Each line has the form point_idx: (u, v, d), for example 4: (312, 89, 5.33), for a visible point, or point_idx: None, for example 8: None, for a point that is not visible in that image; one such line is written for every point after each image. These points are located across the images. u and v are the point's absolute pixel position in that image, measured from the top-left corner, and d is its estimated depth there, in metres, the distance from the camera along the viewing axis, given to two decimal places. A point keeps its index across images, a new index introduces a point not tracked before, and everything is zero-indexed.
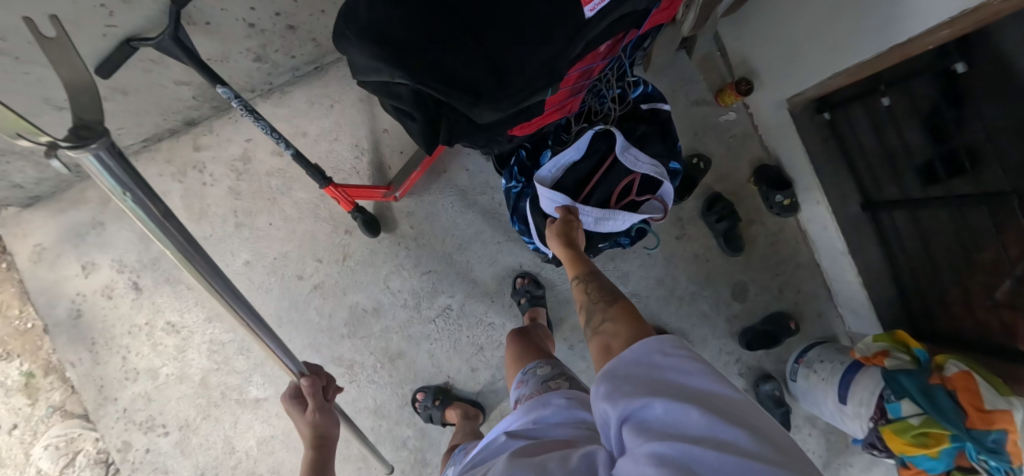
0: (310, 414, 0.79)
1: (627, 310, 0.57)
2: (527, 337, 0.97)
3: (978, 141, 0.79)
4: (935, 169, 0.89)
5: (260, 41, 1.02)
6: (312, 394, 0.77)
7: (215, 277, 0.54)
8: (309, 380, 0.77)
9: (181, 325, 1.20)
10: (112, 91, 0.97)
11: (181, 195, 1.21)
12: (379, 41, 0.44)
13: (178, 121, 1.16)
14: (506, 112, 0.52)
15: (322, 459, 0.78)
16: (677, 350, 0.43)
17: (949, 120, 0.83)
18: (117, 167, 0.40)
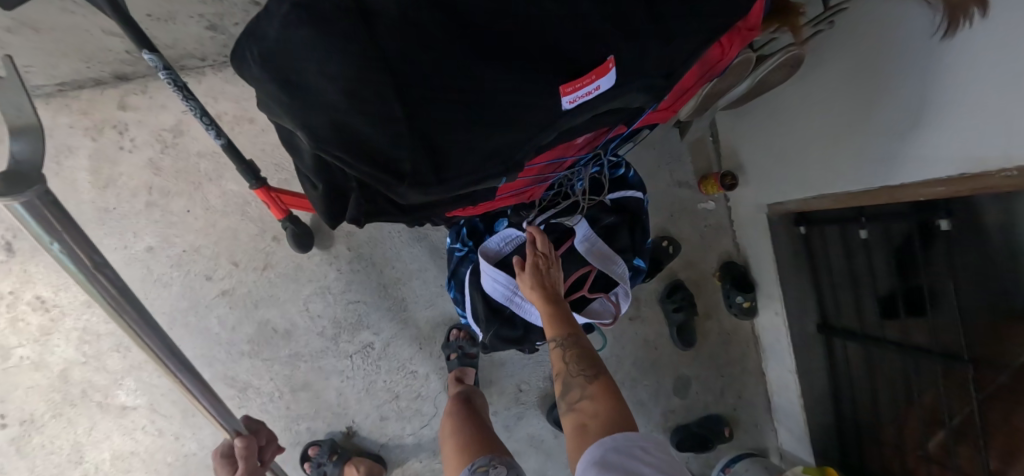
0: None
1: (605, 388, 0.58)
2: (474, 410, 0.92)
3: (942, 279, 0.73)
4: (896, 303, 0.84)
5: (217, 10, 0.88)
6: (245, 456, 0.67)
7: (151, 334, 0.49)
8: (244, 441, 0.67)
9: (53, 304, 1.03)
10: (19, 25, 0.81)
11: (90, 155, 1.04)
12: (281, 84, 0.33)
13: (106, 72, 1.00)
14: (440, 197, 0.43)
15: None
16: (645, 451, 0.49)
17: (918, 255, 0.77)
18: (42, 213, 0.37)
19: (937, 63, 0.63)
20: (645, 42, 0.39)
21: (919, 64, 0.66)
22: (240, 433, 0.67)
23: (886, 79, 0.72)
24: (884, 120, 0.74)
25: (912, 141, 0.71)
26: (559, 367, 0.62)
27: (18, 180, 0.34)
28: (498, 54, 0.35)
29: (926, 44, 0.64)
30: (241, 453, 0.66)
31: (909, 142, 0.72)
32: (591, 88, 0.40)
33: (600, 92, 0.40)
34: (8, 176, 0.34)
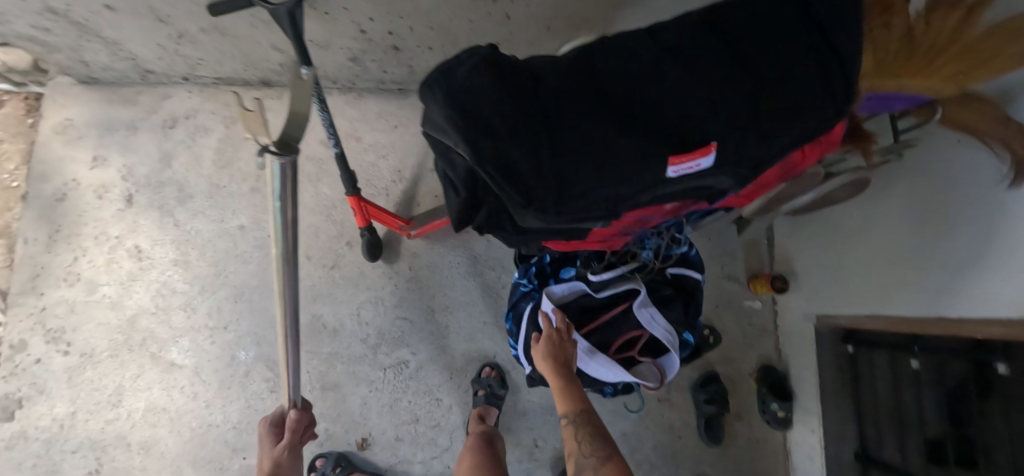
0: (279, 447, 0.78)
1: (618, 469, 0.57)
2: (493, 449, 0.93)
3: (995, 434, 0.70)
4: (944, 450, 0.80)
5: (364, 46, 1.06)
6: (292, 429, 0.78)
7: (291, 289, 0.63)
8: (296, 414, 0.79)
9: (146, 255, 1.15)
10: (213, 29, 1.00)
11: (220, 139, 1.21)
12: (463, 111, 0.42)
13: (256, 77, 1.20)
14: (549, 225, 0.50)
15: None
16: None
17: (972, 406, 0.74)
18: (286, 176, 0.50)
19: (1002, 210, 0.68)
20: (748, 136, 0.47)
21: (984, 208, 0.70)
22: (295, 408, 0.78)
23: (949, 216, 0.76)
24: (946, 253, 0.78)
25: (972, 278, 0.74)
26: (572, 446, 0.63)
27: (285, 145, 0.48)
28: (624, 117, 0.45)
29: (993, 192, 0.68)
30: (291, 424, 0.78)
31: (969, 279, 0.74)
32: (693, 164, 0.47)
33: (700, 169, 0.47)
34: (281, 142, 0.47)
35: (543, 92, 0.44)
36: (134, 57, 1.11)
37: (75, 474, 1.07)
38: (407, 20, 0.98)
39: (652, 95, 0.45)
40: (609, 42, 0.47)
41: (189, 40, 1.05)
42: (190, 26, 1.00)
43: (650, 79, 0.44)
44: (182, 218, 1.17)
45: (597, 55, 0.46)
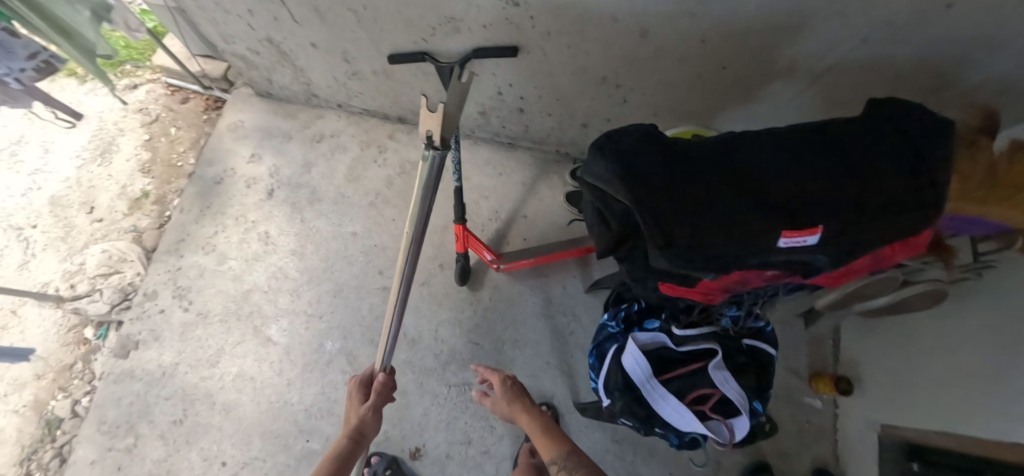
0: (366, 406, 0.94)
1: None
2: None
3: None
4: None
5: (495, 104, 1.26)
6: (379, 390, 0.95)
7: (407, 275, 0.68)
8: (384, 378, 0.96)
9: (271, 241, 1.34)
10: (382, 72, 1.24)
11: (353, 157, 1.43)
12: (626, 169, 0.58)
13: (395, 114, 1.42)
14: (679, 268, 0.61)
15: (352, 449, 0.89)
16: None
17: None
18: (437, 170, 0.51)
19: None
20: (863, 224, 0.56)
21: None
22: (382, 373, 0.95)
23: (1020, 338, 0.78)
24: (1015, 373, 0.78)
25: None
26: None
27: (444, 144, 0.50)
28: (753, 191, 0.56)
29: None
30: (380, 385, 0.94)
31: None
32: (801, 239, 0.58)
33: (805, 243, 0.58)
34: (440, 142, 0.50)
35: (687, 164, 0.58)
36: (309, 83, 1.37)
37: (164, 419, 1.19)
38: (540, 90, 1.17)
39: (778, 177, 0.57)
40: (740, 135, 0.61)
41: (358, 77, 1.29)
42: (365, 67, 1.24)
43: (777, 166, 0.57)
44: (308, 216, 1.36)
45: (731, 144, 0.60)
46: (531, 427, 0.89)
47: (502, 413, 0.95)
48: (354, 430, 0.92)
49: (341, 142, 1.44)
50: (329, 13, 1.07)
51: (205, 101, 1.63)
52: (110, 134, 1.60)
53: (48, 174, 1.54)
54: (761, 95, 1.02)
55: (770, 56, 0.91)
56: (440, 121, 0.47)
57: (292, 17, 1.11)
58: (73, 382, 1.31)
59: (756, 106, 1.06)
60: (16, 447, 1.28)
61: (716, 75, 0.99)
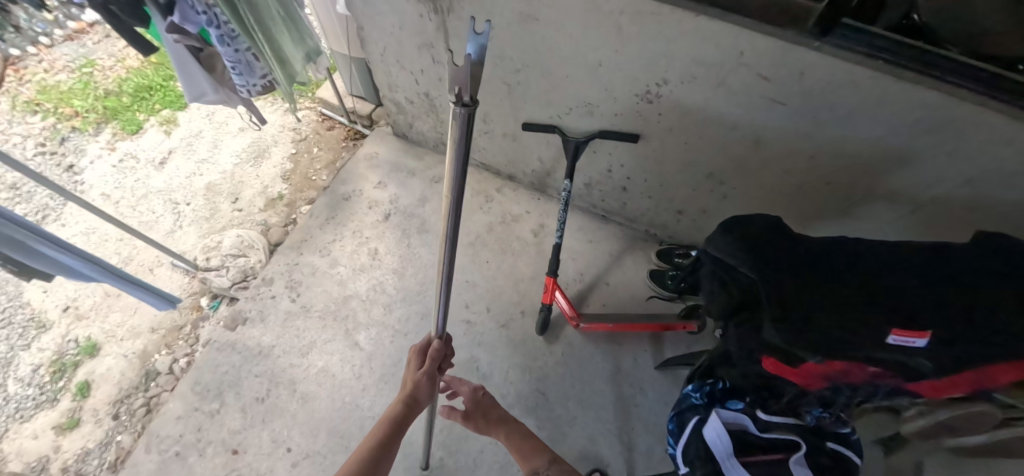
0: (421, 372, 0.93)
1: None
2: None
3: None
4: None
5: (602, 180, 1.42)
6: (432, 356, 0.90)
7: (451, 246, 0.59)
8: (438, 345, 0.88)
9: (379, 257, 1.50)
10: (510, 135, 1.44)
11: (462, 201, 1.61)
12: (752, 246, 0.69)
13: (507, 171, 1.61)
14: (790, 344, 0.67)
15: (408, 412, 0.92)
16: None
17: None
18: (466, 129, 0.40)
19: None
20: (981, 336, 0.60)
21: None
22: (440, 338, 0.87)
23: None
24: None
25: None
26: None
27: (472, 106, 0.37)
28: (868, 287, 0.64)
29: None
30: (434, 352, 0.89)
31: None
32: (910, 340, 0.64)
33: (915, 344, 0.64)
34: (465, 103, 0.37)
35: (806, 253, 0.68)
36: (443, 134, 1.60)
37: (249, 394, 1.31)
38: (647, 174, 1.32)
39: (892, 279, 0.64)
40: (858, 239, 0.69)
41: (487, 136, 1.50)
42: (497, 129, 1.46)
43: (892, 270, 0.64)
44: (413, 243, 1.53)
45: (849, 244, 0.69)
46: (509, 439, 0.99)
47: (471, 424, 1.02)
48: (410, 393, 0.93)
49: None
50: (487, 82, 1.30)
51: (347, 132, 1.91)
52: (266, 144, 1.90)
53: (210, 166, 1.85)
54: (859, 214, 1.10)
55: (874, 181, 1.01)
56: (467, 76, 0.34)
57: None
58: (180, 342, 1.48)
59: (852, 223, 1.13)
60: (115, 389, 1.42)
61: (819, 187, 1.09)
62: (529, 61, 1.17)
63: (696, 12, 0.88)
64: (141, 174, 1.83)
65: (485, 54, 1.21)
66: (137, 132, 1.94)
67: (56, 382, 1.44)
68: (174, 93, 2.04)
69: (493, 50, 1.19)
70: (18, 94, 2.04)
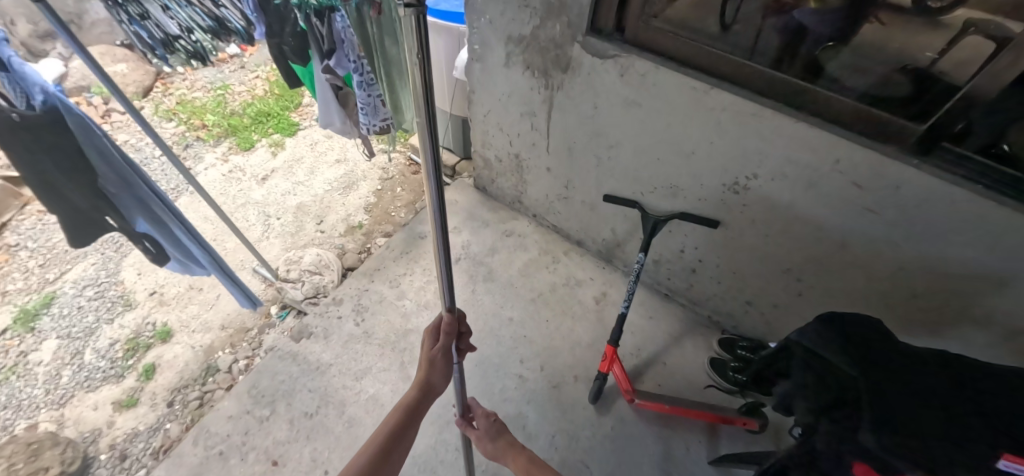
0: (433, 352, 0.82)
1: None
2: None
3: None
4: None
5: (672, 259, 1.46)
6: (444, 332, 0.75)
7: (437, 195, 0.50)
8: (449, 318, 0.73)
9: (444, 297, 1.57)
10: (589, 203, 1.53)
11: (530, 257, 1.68)
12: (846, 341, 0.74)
13: (577, 237, 1.68)
14: (893, 455, 0.63)
15: (421, 404, 0.85)
16: None
17: None
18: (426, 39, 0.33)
19: None
20: None
21: None
22: (450, 312, 0.72)
23: None
24: None
25: None
26: None
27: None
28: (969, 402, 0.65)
29: None
30: (445, 327, 0.74)
31: None
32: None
33: None
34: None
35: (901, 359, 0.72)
36: (523, 193, 1.71)
37: (299, 407, 1.33)
38: (720, 260, 1.35)
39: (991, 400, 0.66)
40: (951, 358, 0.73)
41: (566, 202, 1.59)
42: (576, 197, 1.55)
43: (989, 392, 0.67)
44: (478, 290, 1.58)
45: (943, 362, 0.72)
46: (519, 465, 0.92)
47: (480, 443, 0.97)
48: (422, 381, 0.84)
49: (525, 242, 1.72)
50: (578, 153, 1.41)
51: None
52: (356, 176, 2.08)
53: (304, 188, 2.03)
54: (947, 333, 1.07)
55: (966, 303, 0.99)
56: None
57: (546, 147, 1.47)
58: (243, 343, 1.59)
59: (938, 342, 1.10)
60: (177, 377, 1.53)
61: (906, 300, 1.08)
62: (623, 140, 1.27)
63: (798, 118, 0.96)
64: (244, 186, 2.03)
65: (583, 129, 1.33)
66: (249, 149, 2.19)
67: (127, 360, 1.59)
68: (287, 122, 2.30)
69: (592, 126, 1.30)
70: (161, 103, 2.37)
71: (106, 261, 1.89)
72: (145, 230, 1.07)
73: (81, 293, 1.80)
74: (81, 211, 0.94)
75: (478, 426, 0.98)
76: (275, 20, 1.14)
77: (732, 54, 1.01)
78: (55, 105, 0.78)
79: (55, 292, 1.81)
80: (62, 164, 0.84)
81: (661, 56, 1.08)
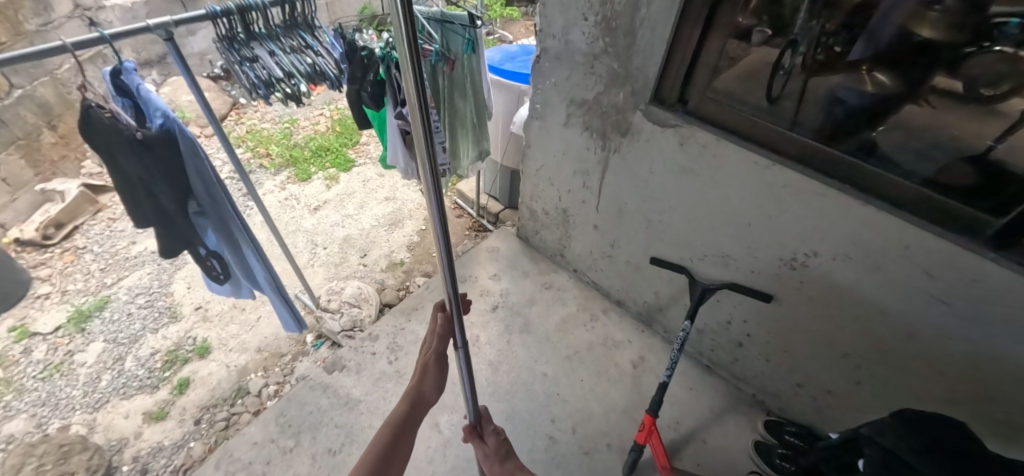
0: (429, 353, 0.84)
1: None
2: None
3: None
4: None
5: (718, 330, 1.42)
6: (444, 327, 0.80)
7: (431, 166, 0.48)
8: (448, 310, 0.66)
9: (478, 344, 1.55)
10: (634, 264, 1.52)
11: (568, 312, 1.66)
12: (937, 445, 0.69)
13: (617, 296, 1.66)
14: None
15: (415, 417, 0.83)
16: None
17: None
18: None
19: None
20: None
21: None
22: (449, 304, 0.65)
23: None
24: None
25: None
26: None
27: None
28: None
29: None
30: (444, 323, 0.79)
31: None
32: None
33: None
34: None
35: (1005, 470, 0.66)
36: (566, 248, 1.73)
37: (324, 442, 1.31)
38: (770, 337, 1.30)
39: None
40: None
41: (609, 260, 1.59)
42: (621, 257, 1.55)
43: None
44: (512, 340, 1.57)
45: None
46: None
47: (490, 464, 0.95)
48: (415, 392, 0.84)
49: (564, 297, 1.71)
50: (628, 214, 1.42)
51: (472, 223, 2.14)
52: (402, 215, 2.15)
53: (352, 221, 2.11)
54: None
55: None
56: None
57: (596, 204, 1.49)
58: (276, 368, 1.60)
59: (1017, 453, 1.00)
60: (208, 395, 1.54)
61: (983, 403, 1.00)
62: (676, 206, 1.28)
63: (865, 202, 0.94)
64: (297, 214, 2.13)
65: (636, 192, 1.35)
66: (306, 180, 2.31)
67: (164, 372, 1.63)
68: (344, 158, 2.43)
69: (645, 190, 1.32)
70: (232, 130, 2.56)
71: (160, 272, 1.98)
72: (219, 252, 1.16)
73: (132, 300, 1.88)
74: (175, 233, 1.04)
75: (487, 442, 0.95)
76: (360, 67, 1.09)
77: (797, 133, 1.02)
78: (171, 128, 0.91)
79: (109, 296, 1.90)
80: (164, 182, 0.94)
81: (722, 129, 1.11)
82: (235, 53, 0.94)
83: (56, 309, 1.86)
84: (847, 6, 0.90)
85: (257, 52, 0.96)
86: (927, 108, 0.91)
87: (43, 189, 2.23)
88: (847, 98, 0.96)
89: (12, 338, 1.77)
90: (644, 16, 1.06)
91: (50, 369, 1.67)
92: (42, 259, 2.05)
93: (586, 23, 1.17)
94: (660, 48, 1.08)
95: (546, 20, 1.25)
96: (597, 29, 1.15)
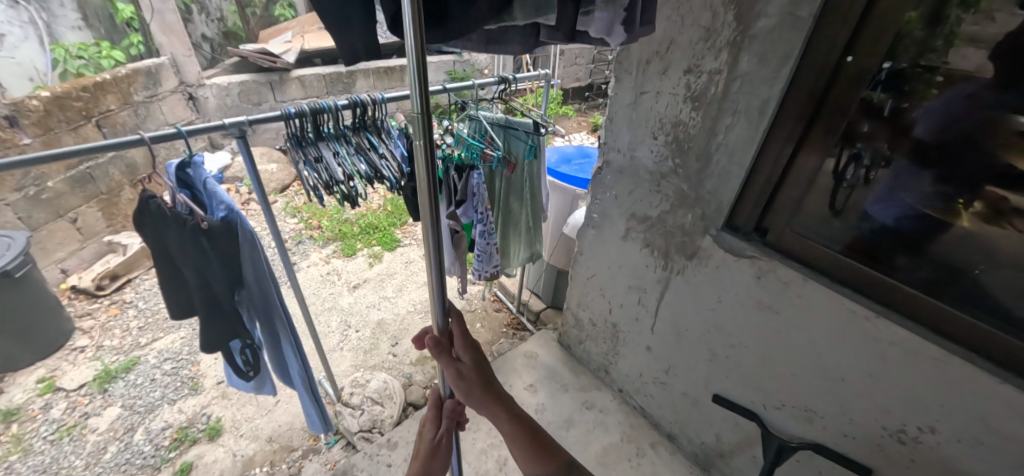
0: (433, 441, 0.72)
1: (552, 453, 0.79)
2: None
3: None
4: None
5: None
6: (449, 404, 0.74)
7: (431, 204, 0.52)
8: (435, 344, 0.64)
9: (505, 468, 1.37)
10: (691, 397, 1.33)
11: (610, 441, 1.45)
12: None
13: (669, 430, 1.45)
14: None
15: None
16: None
17: None
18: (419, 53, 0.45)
19: None
20: None
21: None
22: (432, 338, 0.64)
23: None
24: None
25: None
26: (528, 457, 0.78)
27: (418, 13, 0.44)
28: None
29: None
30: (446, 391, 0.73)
31: None
32: None
33: None
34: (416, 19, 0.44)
35: None
36: (612, 363, 1.57)
37: None
38: None
39: None
40: None
41: (663, 387, 1.41)
42: (676, 386, 1.37)
43: None
44: None
45: None
46: (507, 424, 0.74)
47: (467, 388, 0.68)
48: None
49: (606, 421, 1.51)
50: (688, 340, 1.26)
51: (511, 319, 2.04)
52: None
53: (389, 304, 2.06)
54: None
55: None
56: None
57: (651, 324, 1.35)
58: (283, 465, 1.47)
59: None
60: None
61: None
62: (747, 343, 1.12)
63: (1001, 378, 0.76)
64: (336, 290, 2.12)
65: (700, 319, 1.20)
66: (351, 255, 2.32)
67: (170, 451, 1.53)
68: (391, 236, 2.45)
69: (710, 319, 1.18)
70: (292, 199, 2.67)
71: (193, 337, 1.97)
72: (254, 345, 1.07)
73: (159, 365, 1.84)
74: (218, 330, 0.96)
75: (461, 357, 0.68)
76: None
77: (899, 283, 0.87)
78: (233, 220, 0.89)
79: (139, 357, 1.88)
80: (220, 268, 0.91)
81: (807, 267, 0.97)
82: (301, 151, 0.94)
83: (86, 365, 1.85)
84: (924, 138, 0.82)
85: (323, 153, 0.96)
86: (1013, 231, 0.78)
87: (110, 241, 2.35)
88: (956, 246, 0.84)
89: (38, 390, 1.76)
90: (721, 141, 0.99)
91: (62, 431, 1.62)
92: (89, 309, 2.10)
93: (655, 141, 1.12)
94: (738, 175, 0.99)
95: (612, 134, 1.22)
96: (666, 148, 1.10)
